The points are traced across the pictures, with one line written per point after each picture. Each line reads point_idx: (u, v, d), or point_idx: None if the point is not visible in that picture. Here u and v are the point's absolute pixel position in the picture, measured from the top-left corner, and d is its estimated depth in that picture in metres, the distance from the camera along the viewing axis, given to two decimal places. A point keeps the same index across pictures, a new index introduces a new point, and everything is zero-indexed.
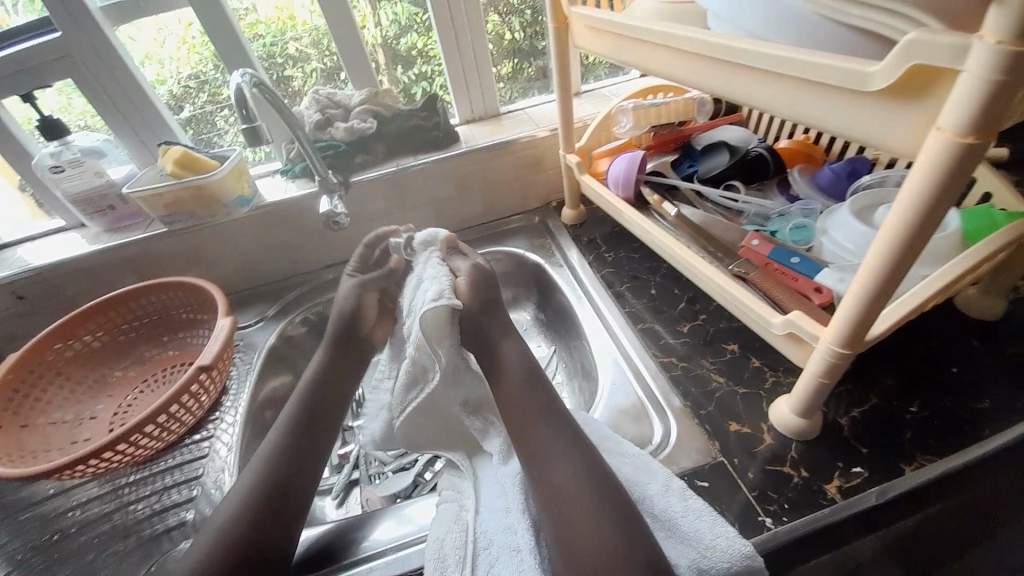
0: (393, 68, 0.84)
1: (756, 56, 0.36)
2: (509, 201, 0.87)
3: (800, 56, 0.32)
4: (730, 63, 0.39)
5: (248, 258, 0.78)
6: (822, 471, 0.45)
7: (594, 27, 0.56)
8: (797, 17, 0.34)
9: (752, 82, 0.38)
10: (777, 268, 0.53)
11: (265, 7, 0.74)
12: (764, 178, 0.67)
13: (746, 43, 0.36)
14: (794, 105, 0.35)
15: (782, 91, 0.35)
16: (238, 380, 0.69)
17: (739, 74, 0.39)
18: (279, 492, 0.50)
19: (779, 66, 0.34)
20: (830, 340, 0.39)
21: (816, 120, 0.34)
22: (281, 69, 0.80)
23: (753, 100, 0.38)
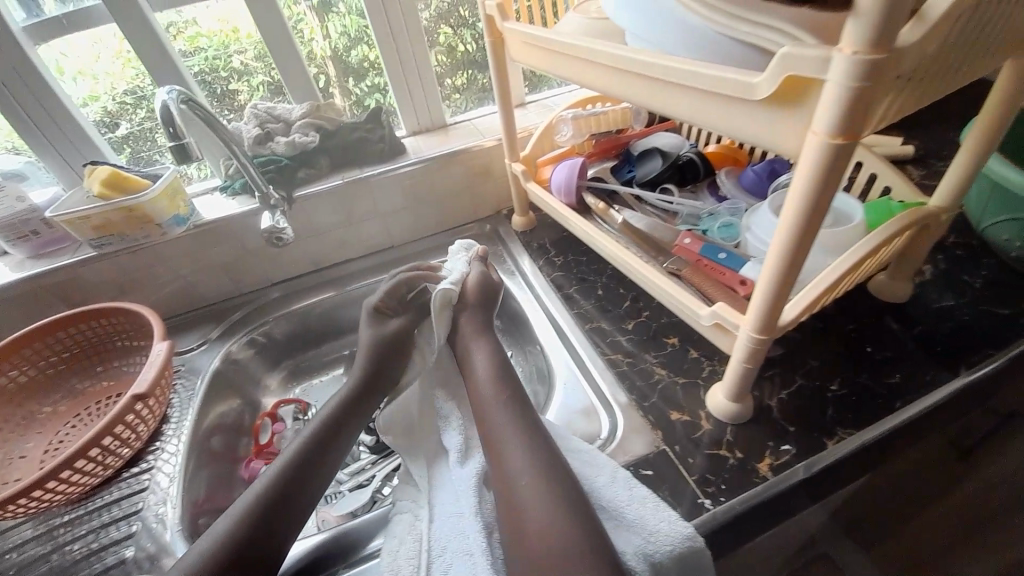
0: (345, 81, 0.83)
1: (665, 69, 0.39)
2: (460, 210, 0.88)
3: (700, 69, 0.35)
4: (645, 76, 0.42)
5: (189, 279, 0.76)
6: (754, 452, 0.48)
7: (526, 42, 0.58)
8: (698, 33, 0.38)
9: (665, 93, 0.41)
10: (707, 265, 0.57)
11: (208, 20, 0.73)
12: (696, 181, 0.72)
13: (657, 57, 0.39)
14: (700, 114, 0.38)
15: (689, 101, 0.38)
16: (181, 408, 0.66)
17: (654, 85, 0.42)
18: (274, 516, 0.48)
19: (684, 78, 0.37)
20: (749, 327, 0.42)
21: (720, 126, 0.37)
22: (225, 83, 0.78)
23: (666, 109, 0.41)
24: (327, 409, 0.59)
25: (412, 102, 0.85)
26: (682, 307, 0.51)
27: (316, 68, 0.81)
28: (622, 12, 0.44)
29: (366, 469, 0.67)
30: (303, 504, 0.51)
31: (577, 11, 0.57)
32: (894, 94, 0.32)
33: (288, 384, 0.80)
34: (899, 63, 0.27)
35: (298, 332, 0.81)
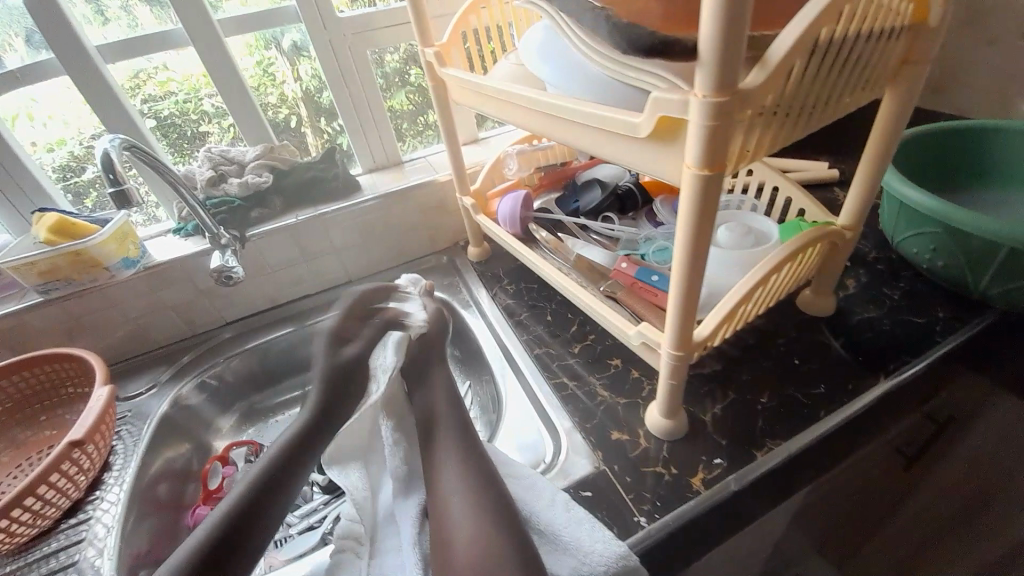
0: (316, 120, 0.88)
1: (573, 112, 0.42)
2: (416, 243, 0.90)
3: (598, 111, 0.39)
4: (560, 117, 0.45)
5: (140, 322, 0.75)
6: (688, 467, 0.50)
7: (462, 86, 0.62)
8: (598, 80, 0.41)
9: (577, 132, 0.44)
10: (642, 287, 0.60)
11: (178, 68, 0.76)
12: (635, 208, 0.76)
13: (566, 101, 0.43)
14: (606, 150, 0.41)
15: (597, 140, 0.42)
16: (124, 454, 0.64)
17: (568, 125, 0.45)
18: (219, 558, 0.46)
19: (588, 120, 0.40)
20: (667, 345, 0.44)
21: (620, 161, 0.40)
22: (196, 125, 0.81)
23: (580, 146, 0.45)
24: (282, 441, 0.56)
25: (367, 142, 0.88)
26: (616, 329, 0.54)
27: (285, 110, 0.85)
28: (540, 59, 0.48)
29: (318, 510, 0.66)
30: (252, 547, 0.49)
31: (508, 57, 0.61)
32: (764, 128, 0.35)
33: (242, 426, 0.79)
34: (750, 105, 0.30)
35: (253, 370, 0.81)
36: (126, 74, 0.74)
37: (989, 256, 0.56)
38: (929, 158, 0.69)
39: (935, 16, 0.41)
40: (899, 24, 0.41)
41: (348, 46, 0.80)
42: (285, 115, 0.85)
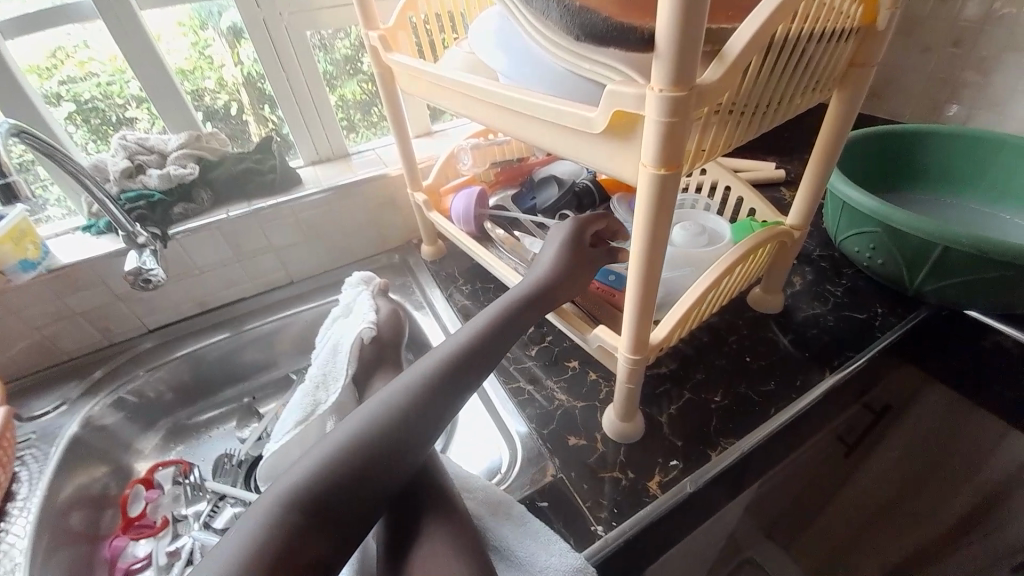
0: (261, 108, 0.80)
1: (526, 105, 0.39)
2: (366, 241, 0.85)
3: (551, 104, 0.36)
4: (512, 110, 0.43)
5: (42, 333, 0.67)
6: (645, 471, 0.49)
7: (410, 74, 0.58)
8: (553, 72, 0.39)
9: (531, 127, 0.42)
10: (599, 287, 0.58)
11: (101, 47, 0.67)
12: (592, 207, 0.75)
13: (519, 93, 0.40)
14: (560, 147, 0.39)
15: (551, 135, 0.40)
16: (34, 480, 0.57)
17: (521, 118, 0.43)
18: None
19: (542, 114, 0.38)
20: (623, 350, 0.43)
21: (575, 158, 0.38)
22: (122, 111, 0.72)
23: (534, 141, 0.42)
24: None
25: (309, 133, 0.82)
26: (572, 330, 0.53)
27: (224, 96, 0.77)
28: (492, 47, 0.45)
29: None
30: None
31: (461, 44, 0.58)
32: (721, 125, 0.34)
33: (167, 446, 0.71)
34: (706, 100, 0.29)
35: (183, 382, 0.73)
36: (40, 52, 0.65)
37: (925, 251, 0.58)
38: (870, 160, 0.72)
39: (882, 20, 0.42)
40: (848, 26, 0.41)
41: (285, 28, 0.74)
42: (221, 100, 0.77)
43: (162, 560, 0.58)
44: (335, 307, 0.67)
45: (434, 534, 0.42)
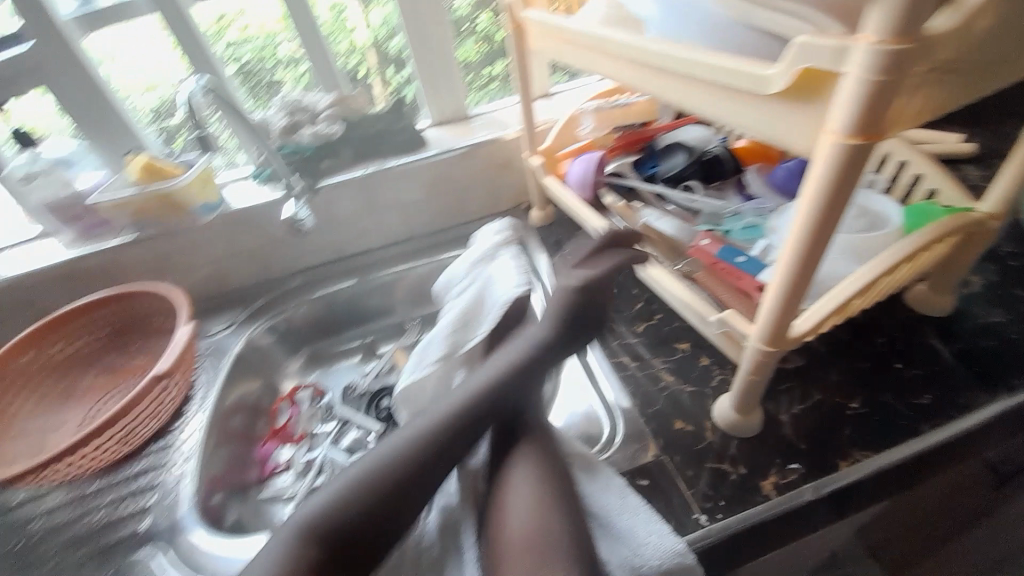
0: (385, 69, 0.85)
1: (685, 64, 0.36)
2: (478, 203, 0.88)
3: (715, 60, 0.33)
4: (662, 71, 0.40)
5: (217, 267, 0.80)
6: (759, 468, 0.46)
7: (544, 30, 0.57)
8: (722, 29, 0.36)
9: (687, 89, 0.38)
10: (723, 267, 0.53)
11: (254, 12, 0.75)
12: (722, 177, 0.67)
13: (678, 50, 0.37)
14: (724, 112, 0.35)
15: (711, 99, 0.36)
16: (204, 388, 0.70)
17: (671, 79, 0.40)
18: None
19: (706, 73, 0.34)
20: (755, 338, 0.40)
21: (735, 124, 0.35)
22: (271, 73, 0.81)
23: (689, 105, 0.39)
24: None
25: (437, 92, 0.85)
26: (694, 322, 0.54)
27: (356, 58, 0.83)
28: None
29: None
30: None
31: None
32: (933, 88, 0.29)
33: (305, 370, 0.83)
34: (927, 55, 0.25)
35: (319, 318, 0.84)
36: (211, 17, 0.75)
37: None
38: None
39: None
40: None
41: None
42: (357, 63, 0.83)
43: (300, 464, 0.70)
44: (469, 249, 0.70)
45: (538, 491, 0.45)
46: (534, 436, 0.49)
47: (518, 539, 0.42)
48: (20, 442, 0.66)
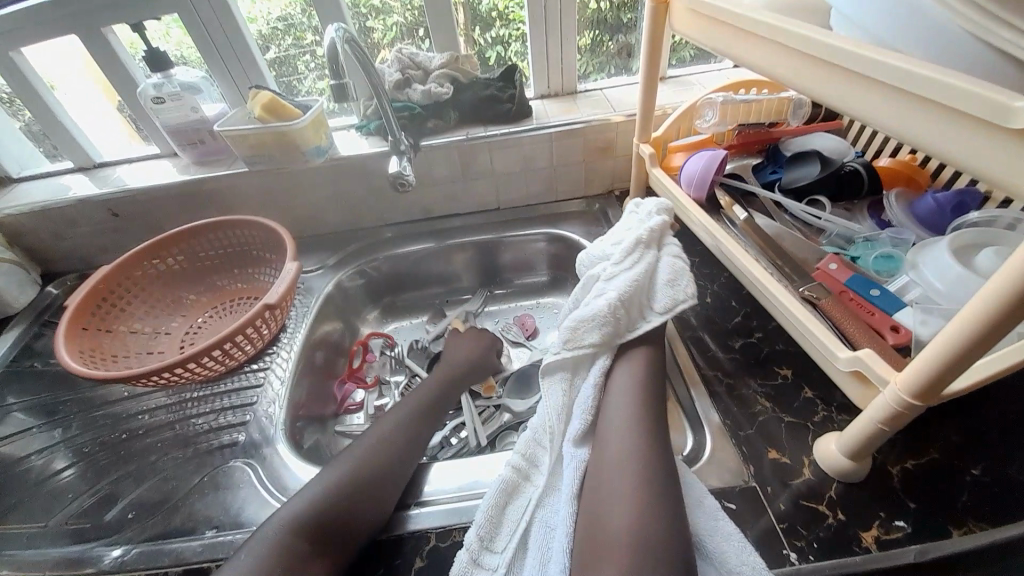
0: (471, 29, 0.82)
1: (903, 76, 0.32)
2: (570, 184, 0.86)
3: (937, 76, 0.30)
4: (848, 74, 0.36)
5: (315, 208, 0.85)
6: (860, 518, 0.44)
7: (698, 12, 0.52)
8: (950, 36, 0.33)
9: (888, 103, 0.34)
10: (853, 299, 0.49)
11: None
12: (854, 198, 0.62)
13: (891, 58, 0.33)
14: (941, 140, 0.31)
15: (927, 120, 0.32)
16: (297, 320, 0.74)
17: (857, 85, 0.36)
18: (392, 464, 0.53)
19: (934, 92, 0.30)
20: (897, 385, 0.37)
21: (943, 151, 0.31)
22: (364, 20, 0.80)
23: (886, 124, 0.34)
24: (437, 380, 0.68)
25: (547, 66, 0.84)
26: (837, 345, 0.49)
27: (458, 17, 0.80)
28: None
29: None
30: (404, 466, 0.54)
31: None
32: None
33: (383, 319, 0.88)
34: None
35: (398, 273, 0.87)
36: None
37: None
38: None
39: None
40: None
41: None
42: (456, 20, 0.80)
43: (372, 410, 0.74)
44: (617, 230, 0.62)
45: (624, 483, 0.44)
46: (617, 423, 0.50)
47: (601, 526, 0.43)
48: (134, 339, 0.72)
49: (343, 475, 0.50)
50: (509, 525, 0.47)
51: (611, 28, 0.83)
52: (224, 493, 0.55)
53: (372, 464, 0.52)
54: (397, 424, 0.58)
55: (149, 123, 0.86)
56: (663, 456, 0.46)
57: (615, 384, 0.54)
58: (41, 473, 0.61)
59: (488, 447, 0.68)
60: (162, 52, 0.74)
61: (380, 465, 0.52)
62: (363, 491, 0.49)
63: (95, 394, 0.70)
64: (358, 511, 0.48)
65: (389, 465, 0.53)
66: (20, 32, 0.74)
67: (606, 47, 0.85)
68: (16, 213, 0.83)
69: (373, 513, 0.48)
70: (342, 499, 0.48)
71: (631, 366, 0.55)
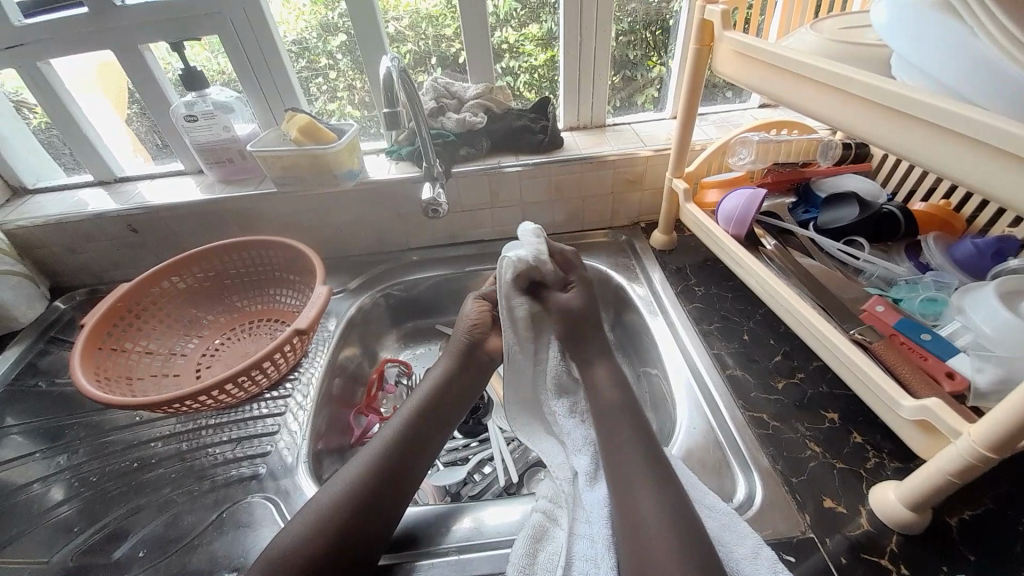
0: None
1: (949, 117, 0.33)
2: (596, 215, 0.86)
3: (997, 123, 0.30)
4: (901, 117, 0.37)
5: (341, 232, 0.84)
6: (925, 573, 0.42)
7: (742, 54, 0.53)
8: (1012, 84, 0.34)
9: (933, 141, 0.35)
10: (905, 344, 0.49)
11: None
12: (890, 240, 0.63)
13: (950, 103, 0.33)
14: (984, 179, 0.32)
15: (990, 168, 0.32)
16: (319, 345, 0.73)
17: (908, 129, 0.37)
18: (391, 483, 0.52)
19: (1001, 142, 0.30)
20: (972, 437, 0.34)
21: (1000, 192, 0.31)
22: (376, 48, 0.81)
23: (939, 164, 0.35)
24: (439, 374, 0.63)
25: (577, 98, 0.85)
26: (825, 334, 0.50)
27: (457, 44, 0.81)
28: (928, 47, 0.39)
29: (460, 450, 0.70)
30: (408, 485, 0.53)
31: (814, 28, 0.53)
32: None
33: (402, 343, 0.87)
34: None
35: (418, 297, 0.86)
36: None
37: None
38: None
39: None
40: None
41: None
42: (456, 49, 0.82)
43: None
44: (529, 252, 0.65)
45: (654, 526, 0.43)
46: (629, 465, 0.49)
47: (649, 568, 0.41)
48: (148, 360, 0.70)
49: (332, 501, 0.48)
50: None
51: (616, 64, 0.84)
52: (243, 532, 0.52)
53: (370, 485, 0.50)
54: (396, 438, 0.55)
55: (177, 139, 0.85)
56: (674, 497, 0.46)
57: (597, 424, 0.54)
58: (40, 504, 0.58)
59: (517, 485, 0.65)
60: (198, 72, 0.75)
61: (380, 483, 0.51)
62: (362, 515, 0.48)
63: (102, 418, 0.67)
64: (360, 536, 0.47)
65: (392, 482, 0.52)
66: (51, 42, 0.74)
67: (611, 81, 0.86)
68: (30, 225, 0.81)
69: (373, 543, 0.48)
70: (341, 524, 0.47)
71: (610, 388, 0.58)
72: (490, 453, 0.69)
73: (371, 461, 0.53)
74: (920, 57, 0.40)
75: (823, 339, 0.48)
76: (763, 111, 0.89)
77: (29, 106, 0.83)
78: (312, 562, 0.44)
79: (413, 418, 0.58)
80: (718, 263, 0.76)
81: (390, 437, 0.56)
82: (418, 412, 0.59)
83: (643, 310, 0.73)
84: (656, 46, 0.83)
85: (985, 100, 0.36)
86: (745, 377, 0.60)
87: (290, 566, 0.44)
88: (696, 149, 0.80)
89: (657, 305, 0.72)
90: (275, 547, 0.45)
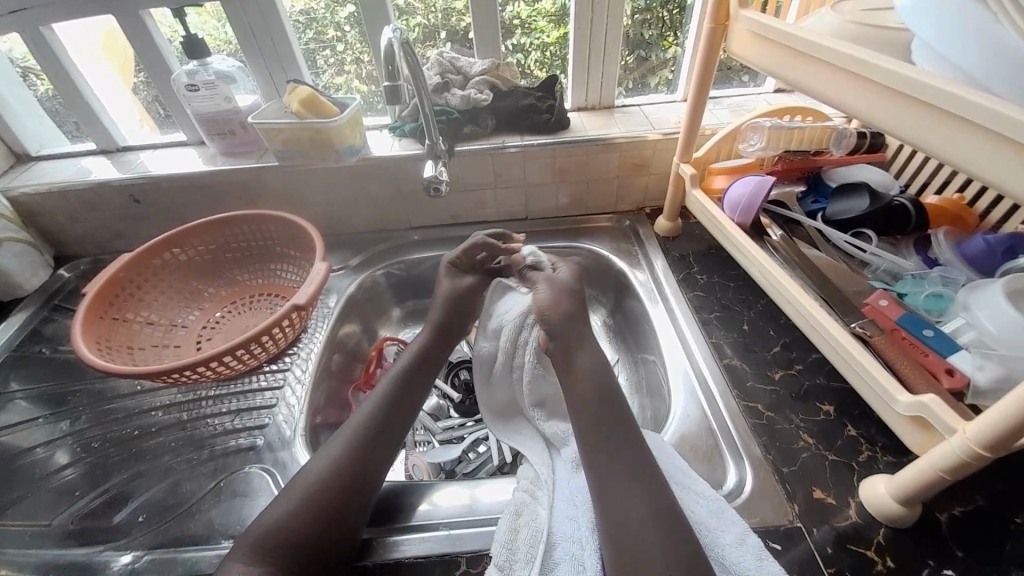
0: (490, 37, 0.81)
1: (958, 102, 0.32)
2: (602, 199, 0.85)
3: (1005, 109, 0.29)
4: (912, 100, 0.36)
5: (343, 208, 0.83)
6: (909, 565, 0.42)
7: (756, 33, 0.52)
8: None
9: (943, 127, 0.34)
10: (907, 338, 0.48)
11: None
12: (899, 233, 0.61)
13: (959, 89, 0.32)
14: (991, 166, 0.32)
15: (1002, 158, 0.31)
16: (318, 322, 0.73)
17: (918, 113, 0.36)
18: (377, 455, 0.53)
19: (1015, 132, 0.29)
20: (967, 436, 0.34)
21: (1005, 180, 0.31)
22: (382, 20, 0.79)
23: (946, 151, 0.34)
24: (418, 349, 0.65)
25: (587, 77, 0.83)
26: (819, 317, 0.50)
27: (466, 18, 0.79)
28: (952, 33, 0.37)
29: (456, 428, 0.71)
30: (388, 454, 0.54)
31: (835, 9, 0.50)
32: None
33: (403, 321, 0.87)
34: None
35: (419, 276, 0.86)
36: None
37: None
38: None
39: None
40: None
41: None
42: (464, 22, 0.80)
43: None
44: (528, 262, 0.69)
45: (642, 512, 0.44)
46: (622, 454, 0.49)
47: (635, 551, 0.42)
48: (149, 331, 0.70)
49: (321, 473, 0.49)
50: (524, 556, 0.44)
51: (629, 43, 0.82)
52: (240, 502, 0.54)
53: (355, 456, 0.51)
54: (381, 409, 0.57)
55: (180, 109, 0.84)
56: (661, 483, 0.46)
57: (586, 411, 0.54)
58: (44, 468, 0.59)
59: (510, 464, 0.66)
60: (199, 39, 0.73)
61: (365, 455, 0.52)
62: (346, 486, 0.49)
63: (105, 386, 0.68)
64: (345, 509, 0.48)
65: (376, 453, 0.53)
66: (50, 5, 0.72)
67: (623, 61, 0.84)
68: (32, 192, 0.81)
69: (358, 515, 0.48)
70: (326, 497, 0.47)
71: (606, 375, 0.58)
72: (485, 432, 0.70)
73: (353, 432, 0.53)
74: (942, 44, 0.39)
75: (820, 330, 0.48)
76: (777, 97, 0.87)
77: (36, 73, 0.82)
78: (299, 533, 0.45)
79: (397, 390, 0.59)
80: (722, 251, 0.75)
81: (368, 408, 0.57)
82: (399, 384, 0.60)
83: (644, 297, 0.72)
84: (671, 24, 0.80)
85: (1003, 86, 0.35)
86: (742, 366, 0.59)
87: (278, 536, 0.44)
88: (706, 134, 0.78)
89: (657, 293, 0.72)
90: (266, 517, 0.46)
